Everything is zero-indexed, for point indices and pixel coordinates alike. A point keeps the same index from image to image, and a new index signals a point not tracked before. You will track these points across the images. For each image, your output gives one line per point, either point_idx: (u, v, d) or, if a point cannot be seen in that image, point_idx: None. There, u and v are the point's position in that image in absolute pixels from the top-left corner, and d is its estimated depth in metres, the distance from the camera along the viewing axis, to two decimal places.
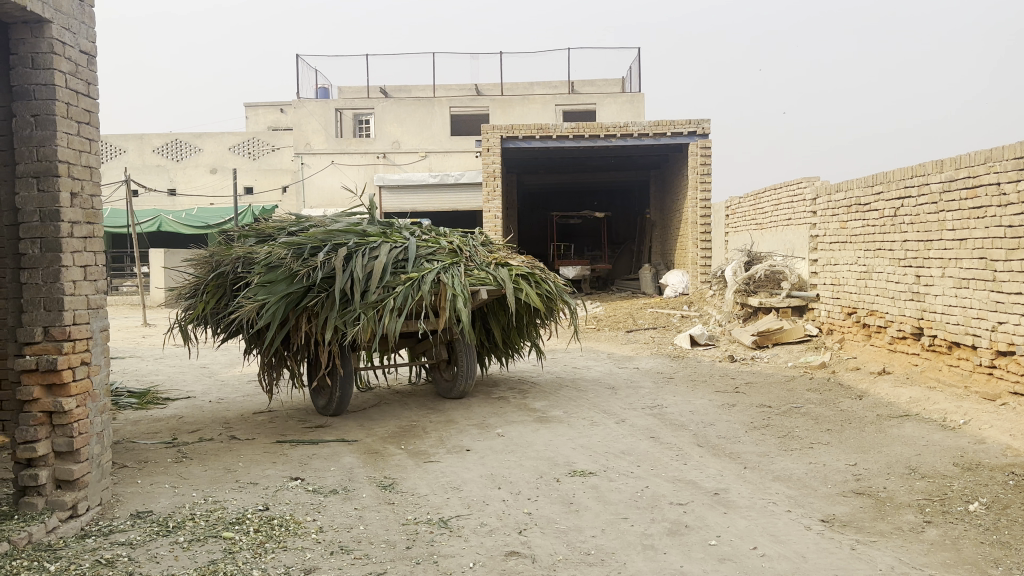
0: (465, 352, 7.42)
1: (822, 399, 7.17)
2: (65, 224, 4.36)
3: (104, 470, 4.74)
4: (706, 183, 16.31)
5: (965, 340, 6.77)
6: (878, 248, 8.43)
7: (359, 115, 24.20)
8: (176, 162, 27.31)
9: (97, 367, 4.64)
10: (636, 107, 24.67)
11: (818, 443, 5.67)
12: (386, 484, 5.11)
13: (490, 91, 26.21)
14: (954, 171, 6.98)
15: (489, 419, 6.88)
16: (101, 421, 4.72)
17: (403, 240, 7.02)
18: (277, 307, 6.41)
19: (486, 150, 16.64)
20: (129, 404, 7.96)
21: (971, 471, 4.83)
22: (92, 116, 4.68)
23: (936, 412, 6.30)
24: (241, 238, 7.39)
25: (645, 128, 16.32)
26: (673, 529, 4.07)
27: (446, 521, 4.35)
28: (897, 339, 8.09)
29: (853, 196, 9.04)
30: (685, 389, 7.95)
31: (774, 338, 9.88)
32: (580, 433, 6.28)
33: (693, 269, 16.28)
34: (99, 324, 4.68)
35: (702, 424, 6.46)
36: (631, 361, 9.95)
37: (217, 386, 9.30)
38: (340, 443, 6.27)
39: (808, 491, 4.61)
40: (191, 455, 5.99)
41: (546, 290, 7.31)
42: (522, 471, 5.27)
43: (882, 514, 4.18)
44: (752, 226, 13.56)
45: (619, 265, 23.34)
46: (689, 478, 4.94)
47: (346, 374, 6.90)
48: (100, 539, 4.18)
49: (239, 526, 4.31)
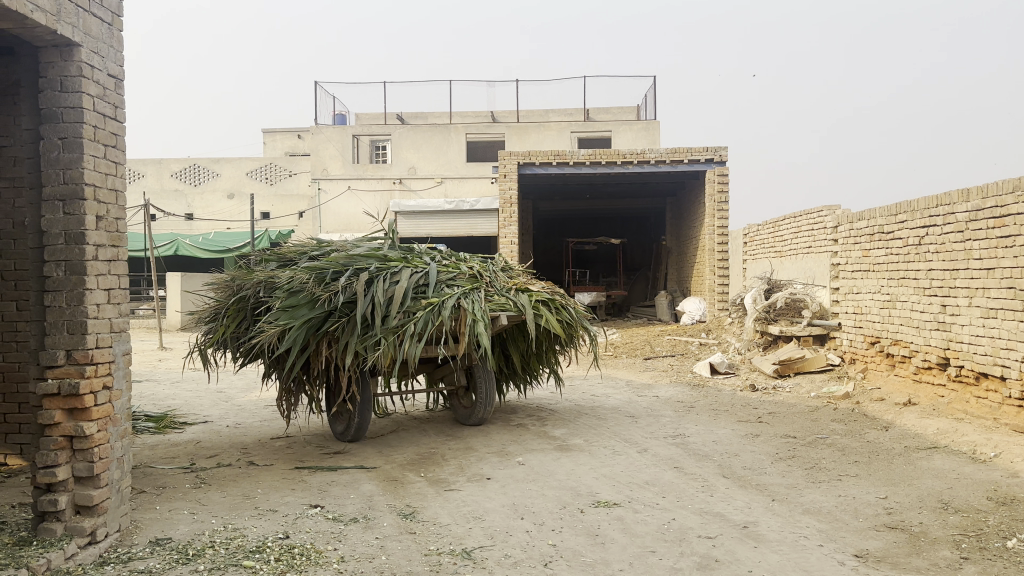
0: (484, 379, 7.36)
1: (847, 430, 7.05)
2: (90, 247, 4.37)
3: (124, 495, 4.70)
4: (723, 212, 16.25)
5: (993, 371, 6.66)
6: (902, 277, 8.33)
7: (376, 141, 24.45)
8: (193, 186, 27.63)
9: (118, 393, 4.62)
10: (651, 135, 24.72)
11: (846, 475, 5.56)
12: (407, 513, 5.04)
13: (505, 118, 26.40)
14: (981, 200, 6.91)
15: (509, 447, 6.80)
16: (121, 447, 4.68)
17: (424, 265, 7.01)
18: (298, 332, 6.39)
19: (503, 176, 16.65)
20: (146, 428, 7.93)
21: (1006, 506, 4.71)
22: (119, 140, 4.71)
23: (965, 444, 6.18)
24: (262, 262, 7.42)
25: (662, 156, 16.34)
26: (703, 563, 3.97)
27: (470, 551, 4.28)
28: (922, 369, 7.98)
29: (875, 224, 8.97)
30: (707, 419, 7.83)
31: (795, 367, 9.75)
32: (602, 462, 6.19)
33: (710, 296, 16.21)
34: (121, 347, 4.66)
35: (727, 454, 6.36)
36: (650, 389, 9.85)
37: (234, 410, 9.26)
38: (359, 469, 6.21)
39: (839, 525, 4.50)
40: (209, 480, 5.94)
41: (566, 317, 7.25)
42: (545, 501, 5.18)
43: (917, 549, 4.07)
44: (771, 253, 13.48)
45: (634, 291, 23.26)
46: (716, 511, 4.84)
47: (365, 400, 6.84)
48: (119, 567, 4.13)
49: (259, 555, 4.24)
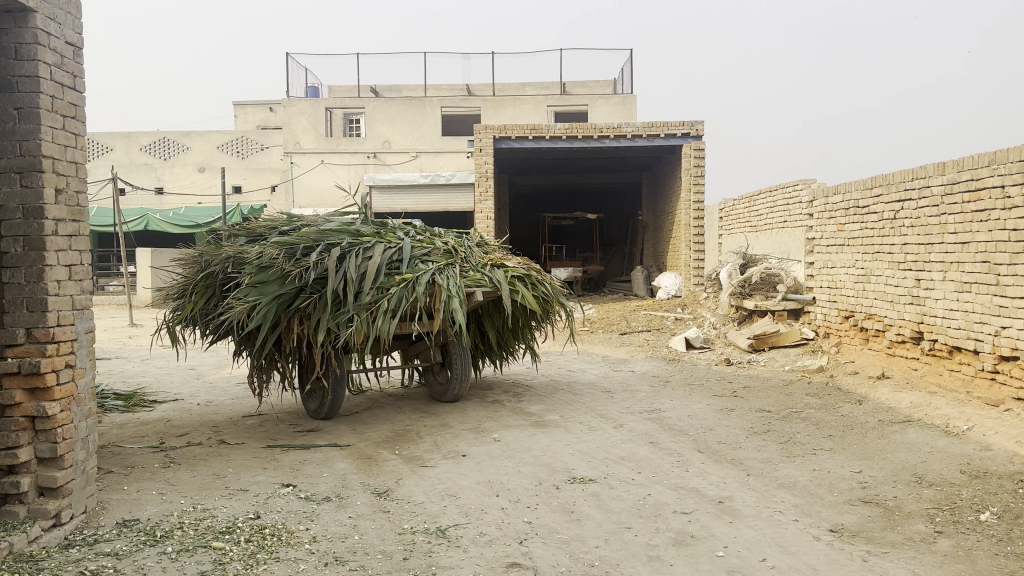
0: (459, 355, 7.29)
1: (821, 404, 7.09)
2: (50, 222, 4.21)
3: (89, 476, 4.58)
4: (699, 186, 16.24)
5: (967, 345, 6.72)
6: (877, 251, 8.36)
7: (349, 114, 24.08)
8: (164, 161, 27.08)
9: (81, 371, 4.48)
10: (628, 109, 24.59)
11: (821, 449, 5.59)
12: (381, 491, 4.98)
13: (481, 91, 26.09)
14: (956, 173, 6.92)
15: (485, 424, 6.75)
16: (86, 426, 4.55)
17: (398, 240, 6.88)
18: (268, 308, 6.25)
19: (479, 150, 16.44)
20: (115, 406, 7.78)
21: (979, 479, 4.75)
22: (78, 110, 4.52)
23: (938, 417, 6.23)
24: (231, 237, 7.23)
25: (639, 130, 16.24)
26: (678, 539, 3.96)
27: (444, 530, 4.22)
28: (896, 343, 8.05)
29: (850, 198, 8.98)
30: (683, 393, 7.85)
31: (770, 341, 9.80)
32: (578, 438, 6.17)
33: (686, 271, 16.26)
34: (84, 325, 4.52)
35: (702, 429, 6.37)
36: (626, 364, 9.85)
37: (205, 388, 9.12)
38: (332, 447, 6.13)
39: (814, 500, 4.51)
40: (178, 459, 5.84)
41: (542, 292, 7.18)
42: (521, 478, 5.14)
43: (892, 523, 4.09)
44: (746, 228, 13.49)
45: (611, 267, 23.28)
46: (691, 486, 4.83)
47: (339, 377, 6.73)
48: (84, 550, 4.03)
49: (229, 536, 4.16)
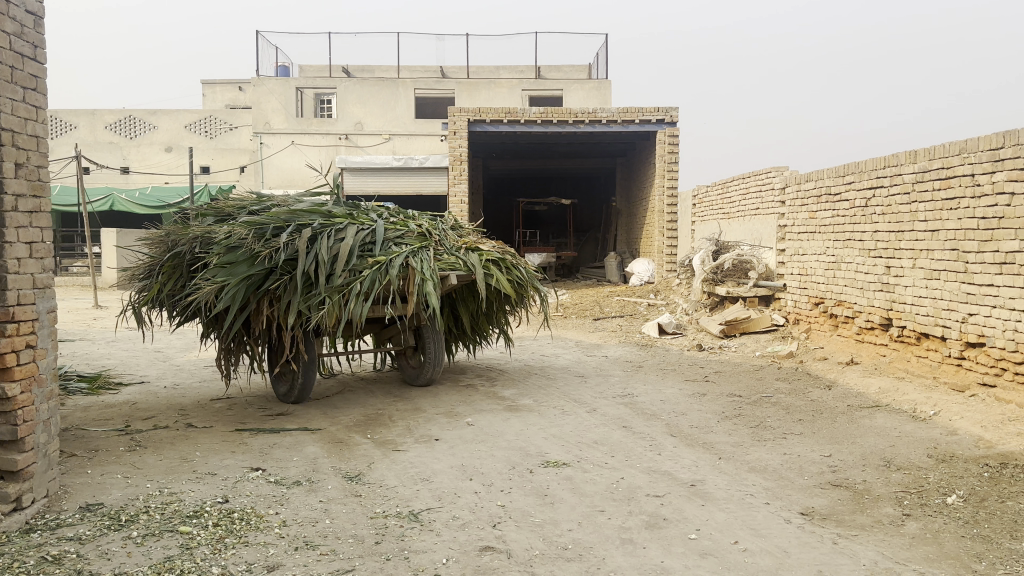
0: (432, 339, 7.23)
1: (791, 389, 7.17)
2: (10, 197, 4.07)
3: (51, 460, 4.46)
4: (673, 172, 16.28)
5: (935, 332, 6.82)
6: (848, 238, 8.44)
7: (320, 94, 23.74)
8: (130, 139, 26.47)
9: (43, 351, 4.35)
10: (603, 94, 24.54)
11: (791, 434, 5.64)
12: (353, 475, 4.92)
13: (455, 73, 25.85)
14: (928, 162, 6.99)
15: (458, 408, 6.71)
16: (48, 408, 4.43)
17: (370, 222, 6.79)
18: (237, 290, 6.13)
19: (453, 133, 16.30)
20: (79, 388, 7.61)
21: (946, 463, 4.83)
22: (39, 82, 4.35)
23: (906, 402, 6.33)
24: (199, 216, 7.06)
25: (614, 115, 16.19)
26: (651, 522, 3.97)
27: (416, 514, 4.18)
28: (864, 329, 8.15)
29: (822, 185, 9.04)
30: (655, 378, 7.89)
31: (741, 327, 9.85)
32: (551, 422, 6.15)
33: (659, 257, 16.33)
34: (45, 305, 4.38)
35: (674, 413, 6.40)
36: (599, 349, 9.87)
37: (172, 371, 8.96)
38: (303, 432, 6.04)
39: (785, 483, 4.54)
40: (145, 443, 5.72)
41: (517, 277, 7.14)
42: (494, 462, 5.12)
43: (862, 507, 4.14)
44: (719, 215, 13.56)
45: (584, 252, 23.32)
46: (664, 469, 4.85)
47: (310, 360, 6.64)
48: (46, 534, 3.93)
49: (197, 520, 4.08)
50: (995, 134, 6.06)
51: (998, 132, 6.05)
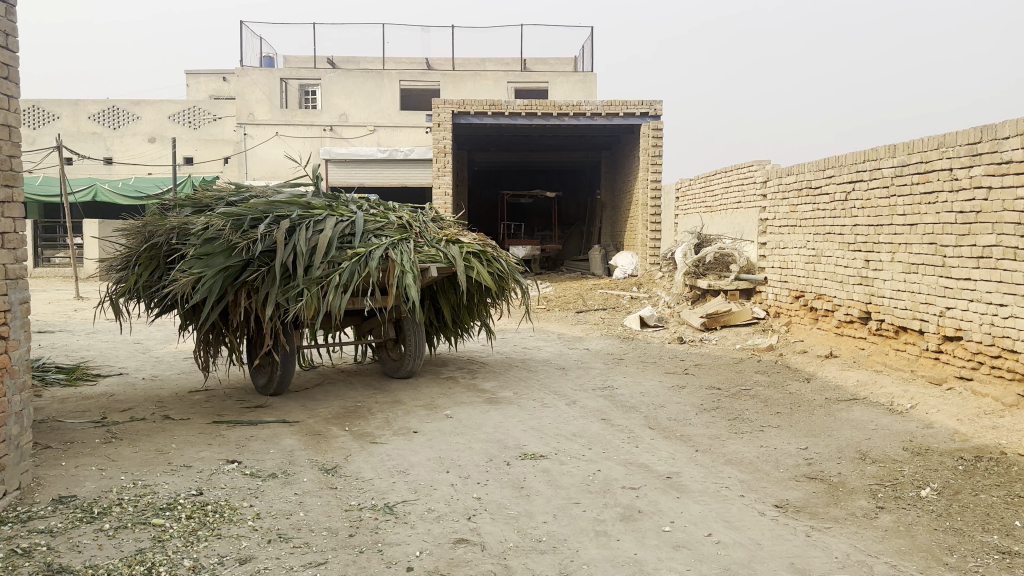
0: (413, 332, 7.21)
1: (770, 382, 7.21)
2: None
3: (24, 452, 4.41)
4: (657, 166, 16.30)
5: (913, 325, 6.86)
6: (828, 232, 8.48)
7: (305, 85, 23.58)
8: (112, 129, 26.18)
9: (15, 343, 4.29)
10: (588, 87, 24.51)
11: (768, 426, 5.67)
12: (329, 467, 4.90)
13: (441, 65, 25.73)
14: (906, 156, 7.02)
15: (437, 400, 6.70)
16: (20, 400, 4.36)
17: (350, 214, 6.74)
18: (214, 281, 6.07)
19: (437, 125, 16.19)
20: (55, 380, 7.53)
21: (920, 456, 4.87)
22: (11, 71, 4.28)
23: (883, 395, 6.38)
24: (176, 207, 6.98)
25: (599, 108, 16.17)
26: (627, 514, 3.97)
27: (392, 506, 4.17)
28: (844, 323, 8.20)
29: (803, 179, 9.07)
30: (636, 371, 7.91)
31: (722, 320, 9.89)
32: (530, 415, 6.15)
33: (642, 250, 16.36)
34: (18, 296, 4.33)
35: (653, 405, 6.42)
36: (580, 342, 9.88)
37: (151, 362, 8.88)
38: (281, 424, 6.01)
39: (761, 475, 4.57)
40: (120, 435, 5.67)
41: (497, 269, 7.12)
42: (472, 454, 5.11)
43: (836, 499, 4.16)
44: (702, 208, 13.59)
45: (569, 246, 23.32)
46: (641, 462, 4.86)
47: (289, 352, 6.59)
48: (16, 527, 3.88)
49: (170, 512, 4.05)
50: (973, 129, 6.10)
51: (975, 127, 6.08)
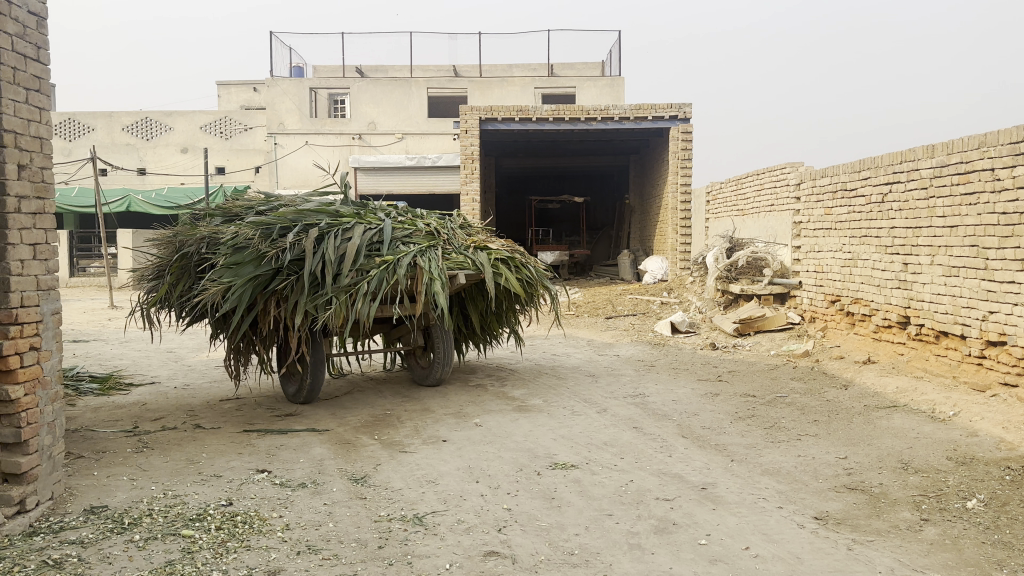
0: (442, 339, 7.16)
1: (807, 389, 7.03)
2: (12, 199, 4.04)
3: (56, 462, 4.43)
4: (687, 169, 16.14)
5: (954, 330, 6.66)
6: (864, 236, 8.30)
7: (334, 95, 23.74)
8: (145, 140, 26.61)
9: (47, 353, 4.31)
10: (615, 91, 24.41)
11: (806, 435, 5.51)
12: (358, 476, 4.87)
13: (468, 72, 25.79)
14: (946, 156, 6.83)
15: (466, 408, 6.64)
16: (52, 411, 4.39)
17: (378, 222, 6.73)
18: (243, 290, 6.10)
19: (464, 131, 16.21)
20: (90, 389, 7.59)
21: (965, 465, 4.70)
22: (42, 83, 4.31)
23: (924, 402, 6.19)
24: (207, 216, 7.02)
25: (627, 112, 15.98)
26: (660, 527, 3.87)
27: (421, 517, 4.12)
28: (882, 327, 8.00)
29: (838, 181, 8.90)
30: (667, 378, 7.78)
31: (756, 325, 9.72)
32: (561, 423, 6.07)
33: (672, 255, 16.20)
34: (50, 307, 4.36)
35: (686, 414, 6.29)
36: (610, 348, 9.76)
37: (183, 371, 8.95)
38: (310, 433, 5.99)
39: (799, 486, 4.44)
40: (152, 444, 5.69)
41: (526, 276, 7.05)
42: (501, 464, 5.04)
43: (878, 511, 4.02)
44: (733, 212, 13.40)
45: (597, 250, 23.20)
46: (674, 472, 4.75)
47: (318, 361, 6.58)
48: (49, 537, 3.90)
49: (199, 523, 4.04)
50: (1015, 127, 5.91)
51: (1017, 125, 5.89)
